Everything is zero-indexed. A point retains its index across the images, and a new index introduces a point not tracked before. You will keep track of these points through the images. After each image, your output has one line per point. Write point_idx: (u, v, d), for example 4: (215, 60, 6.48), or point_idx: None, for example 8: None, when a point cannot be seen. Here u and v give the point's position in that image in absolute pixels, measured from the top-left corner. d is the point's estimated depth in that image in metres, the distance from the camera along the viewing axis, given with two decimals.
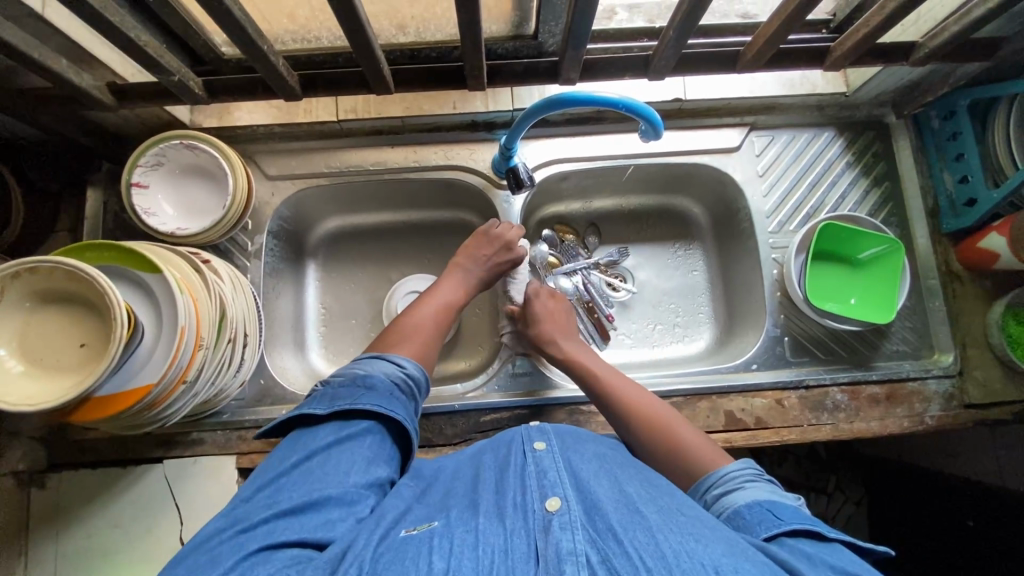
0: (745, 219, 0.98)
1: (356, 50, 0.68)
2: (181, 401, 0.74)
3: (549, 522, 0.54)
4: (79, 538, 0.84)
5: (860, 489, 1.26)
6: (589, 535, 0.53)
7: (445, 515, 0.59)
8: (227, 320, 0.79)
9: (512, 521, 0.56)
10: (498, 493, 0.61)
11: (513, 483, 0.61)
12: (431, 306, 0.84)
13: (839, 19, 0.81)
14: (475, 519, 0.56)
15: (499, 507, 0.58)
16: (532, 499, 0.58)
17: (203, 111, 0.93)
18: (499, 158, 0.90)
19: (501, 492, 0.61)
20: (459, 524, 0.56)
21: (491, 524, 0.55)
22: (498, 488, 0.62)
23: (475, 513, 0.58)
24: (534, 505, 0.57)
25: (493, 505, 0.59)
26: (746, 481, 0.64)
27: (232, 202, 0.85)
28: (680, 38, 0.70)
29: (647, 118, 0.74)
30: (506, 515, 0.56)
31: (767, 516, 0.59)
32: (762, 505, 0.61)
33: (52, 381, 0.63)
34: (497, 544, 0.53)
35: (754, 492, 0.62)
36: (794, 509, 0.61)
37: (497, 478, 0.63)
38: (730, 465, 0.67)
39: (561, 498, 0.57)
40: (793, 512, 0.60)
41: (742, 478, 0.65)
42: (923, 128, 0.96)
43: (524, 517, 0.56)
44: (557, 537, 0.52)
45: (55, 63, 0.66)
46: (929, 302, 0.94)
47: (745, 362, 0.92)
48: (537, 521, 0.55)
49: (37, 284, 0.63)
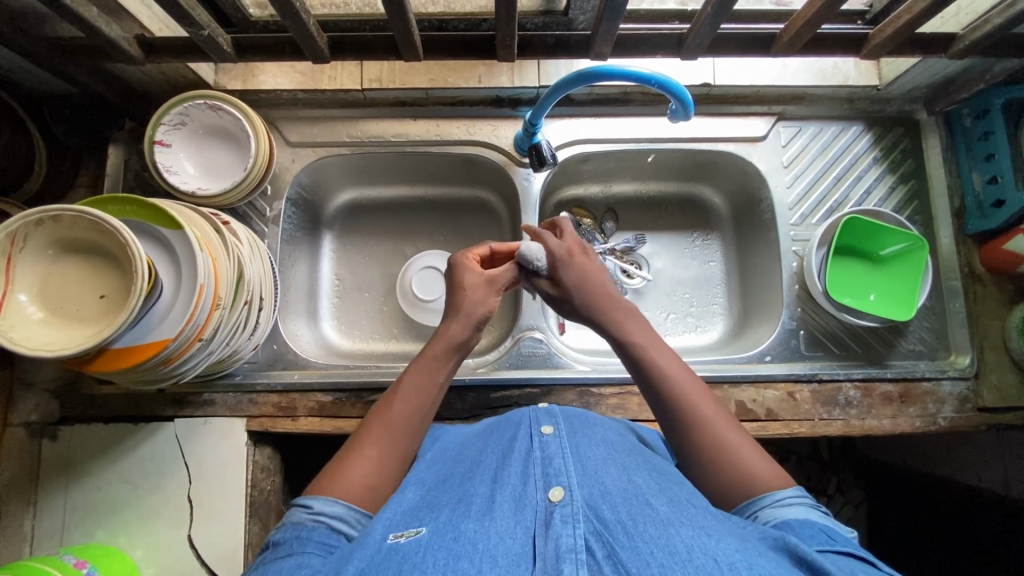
0: (767, 209, 0.97)
1: (388, 13, 0.68)
2: (195, 360, 0.74)
3: (551, 515, 0.54)
4: (89, 489, 0.85)
5: (859, 493, 1.27)
6: (592, 528, 0.52)
7: (435, 518, 0.57)
8: (243, 283, 0.79)
9: (505, 518, 0.55)
10: (496, 485, 0.60)
11: (513, 474, 0.61)
12: (394, 420, 0.68)
13: (875, 11, 0.79)
14: (465, 523, 0.55)
15: (492, 502, 0.57)
16: (534, 490, 0.58)
17: (227, 72, 0.92)
18: (523, 135, 0.90)
19: (497, 486, 0.60)
20: (448, 530, 0.54)
21: (482, 524, 0.54)
22: (495, 477, 0.61)
23: (468, 511, 0.57)
24: (537, 496, 0.57)
25: (486, 501, 0.58)
26: (804, 507, 0.59)
27: (255, 162, 0.85)
28: (717, 17, 0.69)
29: (678, 97, 0.73)
30: (498, 512, 0.56)
31: (818, 535, 0.55)
32: (816, 525, 0.56)
33: (71, 330, 0.63)
34: (485, 550, 0.51)
35: (810, 515, 0.58)
36: (849, 539, 0.56)
37: (496, 467, 0.64)
38: (788, 487, 0.62)
39: (565, 488, 0.57)
40: (843, 538, 0.55)
41: (797, 501, 0.60)
42: (954, 126, 0.94)
43: (522, 511, 0.56)
44: (558, 532, 0.52)
45: (84, 10, 0.65)
46: (948, 302, 0.92)
47: (759, 353, 0.92)
48: (539, 514, 0.55)
49: (61, 233, 0.63)
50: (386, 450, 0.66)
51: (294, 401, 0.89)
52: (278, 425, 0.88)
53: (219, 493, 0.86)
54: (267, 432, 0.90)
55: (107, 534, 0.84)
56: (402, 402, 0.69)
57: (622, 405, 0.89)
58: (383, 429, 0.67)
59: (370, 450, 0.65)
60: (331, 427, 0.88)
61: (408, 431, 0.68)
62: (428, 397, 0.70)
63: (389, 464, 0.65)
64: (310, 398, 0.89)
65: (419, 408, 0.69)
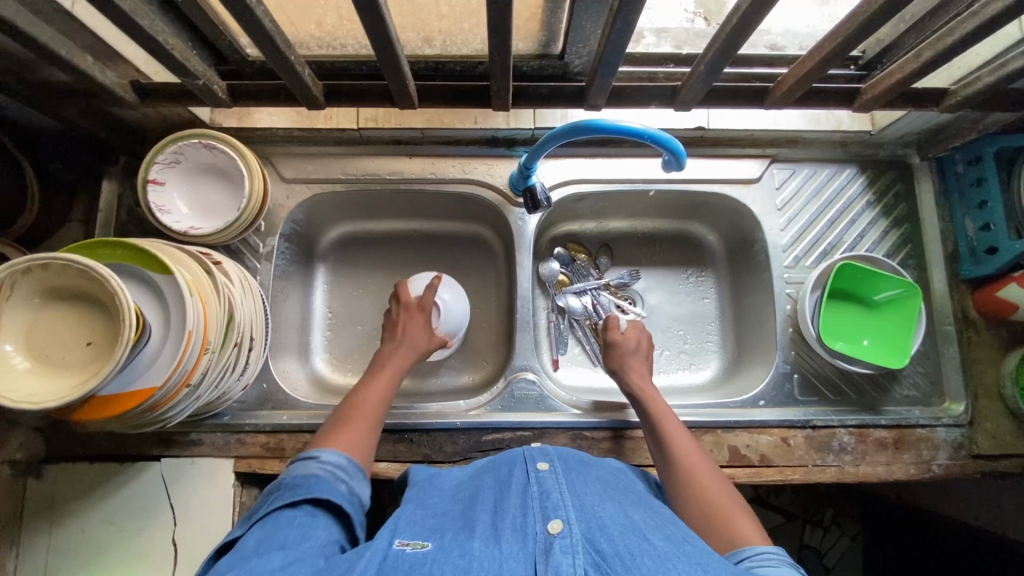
0: (760, 250, 0.98)
1: (382, 65, 0.68)
2: (183, 404, 0.73)
3: (550, 545, 0.53)
4: (73, 530, 0.84)
5: (855, 525, 1.25)
6: (591, 559, 0.51)
7: (440, 537, 0.57)
8: (234, 325, 0.78)
9: (508, 544, 0.54)
10: (496, 515, 0.60)
11: (513, 505, 0.60)
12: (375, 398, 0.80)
13: (868, 57, 0.80)
14: (471, 542, 0.55)
15: (495, 529, 0.57)
16: (534, 521, 0.57)
17: (223, 110, 0.93)
18: (517, 175, 0.90)
19: (499, 515, 0.59)
20: (454, 547, 0.54)
21: (486, 547, 0.54)
22: (496, 508, 0.61)
23: (471, 535, 0.56)
24: (536, 527, 0.56)
25: (489, 528, 0.57)
26: (787, 564, 0.57)
27: (248, 202, 0.84)
28: (711, 72, 0.69)
29: (670, 150, 0.73)
30: (501, 538, 0.55)
31: None
32: None
33: (58, 378, 0.62)
34: (491, 567, 0.51)
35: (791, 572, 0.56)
36: None
37: (496, 499, 0.63)
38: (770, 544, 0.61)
39: (564, 520, 0.56)
40: None
41: (777, 559, 0.58)
42: (947, 171, 0.95)
43: (524, 540, 0.55)
44: (557, 561, 0.51)
45: (80, 60, 0.65)
46: (943, 347, 0.92)
47: (752, 398, 0.91)
48: (539, 543, 0.54)
49: (46, 280, 0.63)
50: (372, 423, 0.77)
51: (283, 442, 0.88)
52: (266, 467, 0.87)
53: (205, 534, 0.84)
54: (255, 473, 0.88)
55: None
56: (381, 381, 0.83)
57: (614, 449, 0.88)
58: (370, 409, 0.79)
59: (365, 416, 0.78)
60: None
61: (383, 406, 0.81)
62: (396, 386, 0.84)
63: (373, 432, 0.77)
64: (299, 439, 0.88)
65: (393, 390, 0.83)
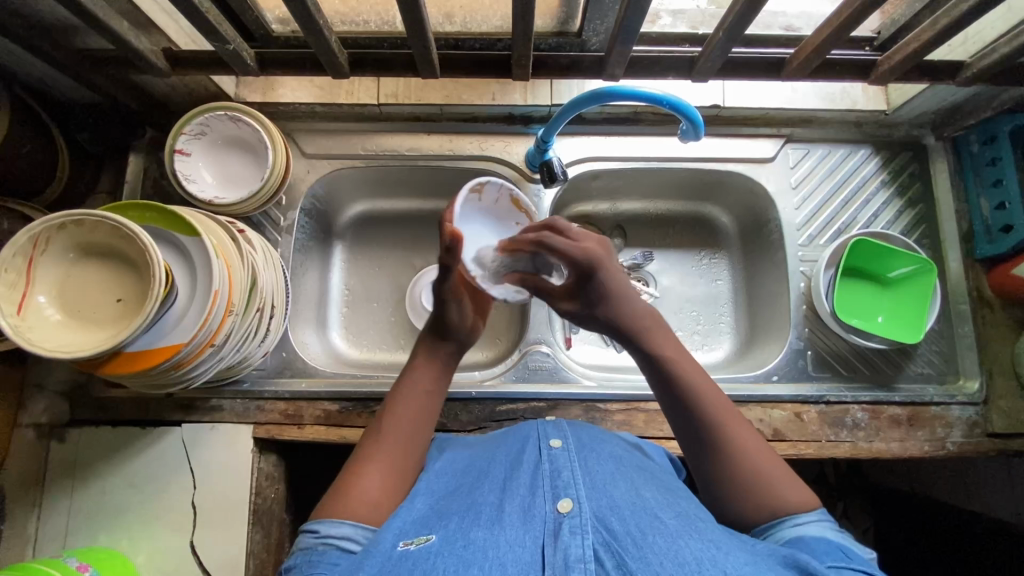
0: (775, 229, 0.98)
1: (409, 34, 0.70)
2: (206, 365, 0.74)
3: (559, 526, 0.54)
4: (95, 492, 0.86)
5: (866, 519, 1.23)
6: (600, 539, 0.53)
7: (444, 526, 0.57)
8: (256, 290, 0.80)
9: (514, 528, 0.55)
10: (502, 497, 0.60)
11: (522, 486, 0.61)
12: (395, 437, 0.68)
13: (883, 38, 0.78)
14: (474, 531, 0.55)
15: (500, 513, 0.57)
16: (542, 501, 0.58)
17: (248, 85, 0.95)
18: (534, 151, 0.91)
19: (505, 498, 0.60)
20: (456, 539, 0.54)
21: (490, 534, 0.54)
22: (504, 488, 0.62)
23: (476, 520, 0.57)
24: (545, 507, 0.57)
25: (494, 511, 0.58)
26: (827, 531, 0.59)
27: (271, 173, 0.86)
28: (728, 41, 0.70)
29: (689, 118, 0.74)
30: (507, 522, 0.56)
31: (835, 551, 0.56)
32: (833, 542, 0.57)
33: (87, 332, 0.64)
34: (494, 558, 0.51)
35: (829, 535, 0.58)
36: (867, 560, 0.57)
37: (505, 478, 0.64)
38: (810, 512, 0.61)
39: (573, 500, 0.57)
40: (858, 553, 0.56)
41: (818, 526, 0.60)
42: (961, 152, 0.95)
43: (529, 523, 0.55)
44: (567, 543, 0.52)
45: (118, 25, 0.67)
46: (957, 327, 0.92)
47: (765, 373, 0.91)
48: (548, 525, 0.55)
49: (81, 236, 0.65)
50: (391, 470, 0.65)
51: (301, 409, 0.90)
52: (285, 433, 0.88)
53: (224, 498, 0.86)
54: (273, 440, 0.90)
55: (111, 538, 0.84)
56: (405, 409, 0.70)
57: (627, 421, 0.89)
58: (389, 450, 0.67)
59: (382, 462, 0.65)
60: (336, 436, 0.88)
61: (408, 445, 0.68)
62: (423, 417, 0.70)
63: (394, 480, 0.65)
64: (317, 407, 0.90)
65: (420, 420, 0.70)
